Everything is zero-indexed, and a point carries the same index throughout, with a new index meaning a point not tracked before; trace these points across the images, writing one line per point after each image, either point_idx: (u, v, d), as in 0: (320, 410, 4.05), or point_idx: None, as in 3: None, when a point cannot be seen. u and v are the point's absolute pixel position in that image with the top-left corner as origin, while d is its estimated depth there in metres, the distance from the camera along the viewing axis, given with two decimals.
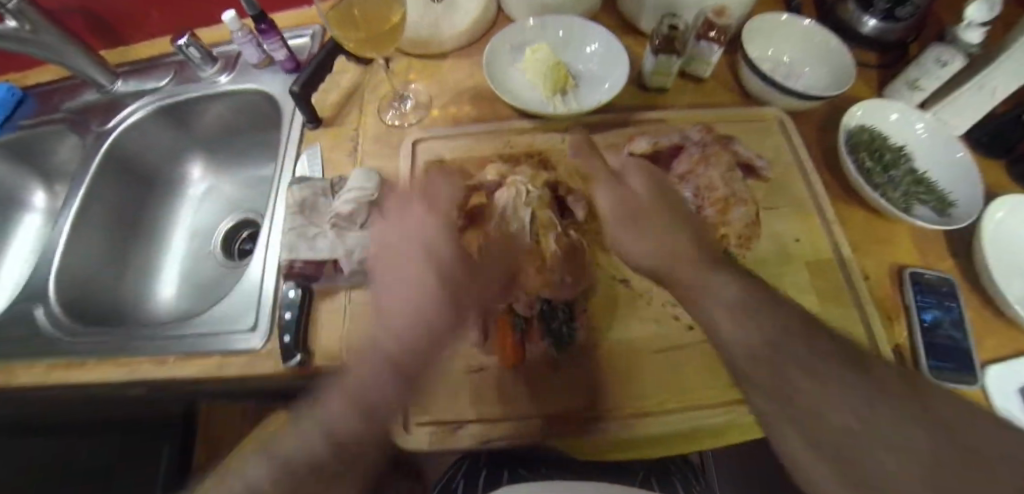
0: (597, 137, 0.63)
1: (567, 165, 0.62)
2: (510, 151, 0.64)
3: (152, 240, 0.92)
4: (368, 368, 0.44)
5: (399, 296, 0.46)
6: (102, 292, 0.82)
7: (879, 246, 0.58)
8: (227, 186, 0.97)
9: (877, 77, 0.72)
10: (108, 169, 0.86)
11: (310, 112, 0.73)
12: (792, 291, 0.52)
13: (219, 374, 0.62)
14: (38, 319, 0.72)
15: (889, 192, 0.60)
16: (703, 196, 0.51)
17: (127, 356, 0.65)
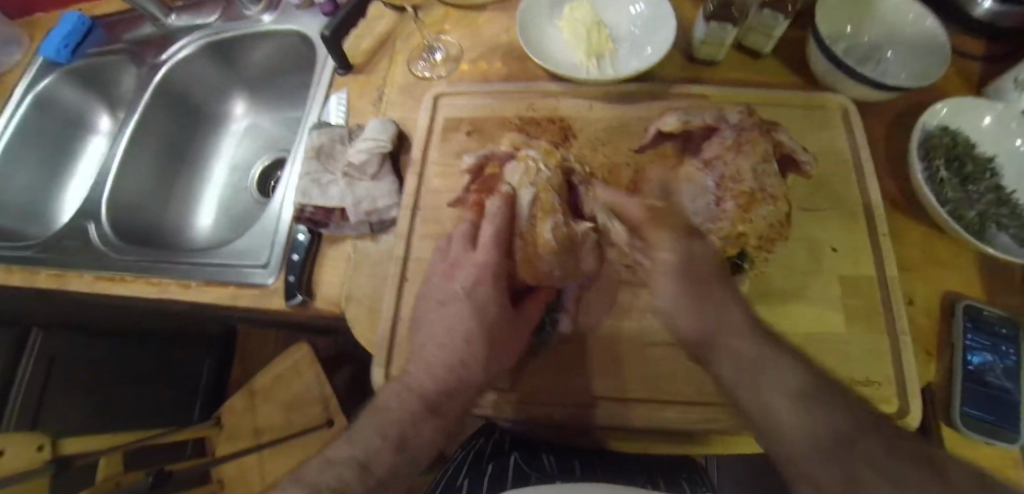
0: (625, 109, 0.57)
1: (589, 134, 0.57)
2: (530, 114, 0.59)
3: (197, 170, 0.97)
4: (400, 407, 0.44)
5: (433, 349, 0.46)
6: (147, 217, 0.89)
7: (934, 270, 0.50)
8: (266, 125, 0.99)
9: (980, 71, 0.61)
10: (160, 100, 0.92)
11: (341, 58, 0.72)
12: (816, 306, 0.47)
13: (234, 303, 0.66)
14: (90, 234, 0.80)
15: (967, 210, 0.50)
16: (726, 187, 0.45)
17: (155, 278, 0.71)
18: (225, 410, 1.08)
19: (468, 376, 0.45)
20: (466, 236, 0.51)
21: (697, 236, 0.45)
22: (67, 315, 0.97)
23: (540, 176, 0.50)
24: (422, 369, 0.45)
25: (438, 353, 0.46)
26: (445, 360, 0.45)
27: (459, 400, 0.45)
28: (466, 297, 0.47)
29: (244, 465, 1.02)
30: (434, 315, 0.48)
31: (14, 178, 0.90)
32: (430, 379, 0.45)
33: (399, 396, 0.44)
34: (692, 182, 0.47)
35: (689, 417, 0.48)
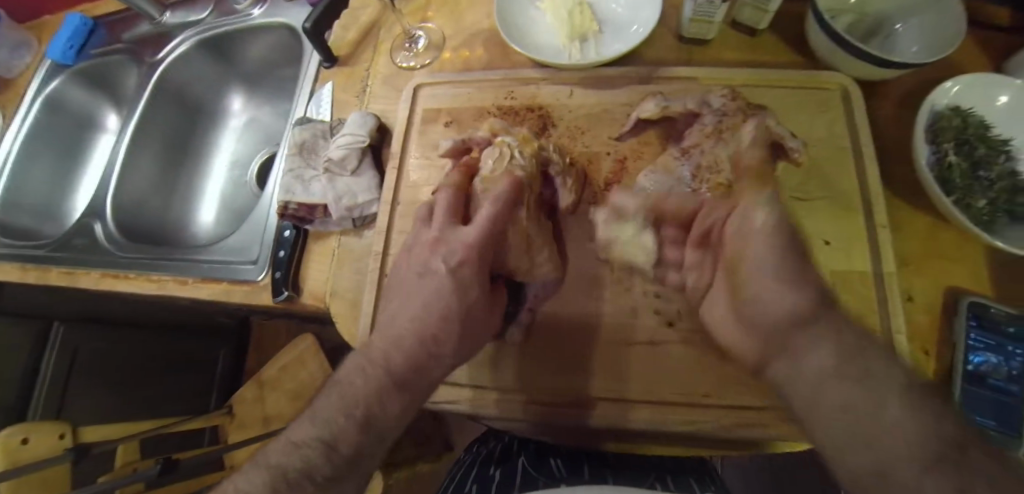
0: (605, 97, 0.55)
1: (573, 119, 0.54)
2: (505, 103, 0.58)
3: (199, 166, 0.98)
4: (364, 385, 0.40)
5: (403, 324, 0.43)
6: (151, 213, 0.91)
7: (936, 264, 0.47)
8: (263, 118, 0.99)
9: (1004, 43, 0.56)
10: (159, 98, 0.93)
11: (325, 51, 0.71)
12: None
13: (227, 299, 0.67)
14: (96, 232, 0.83)
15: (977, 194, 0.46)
16: (703, 177, 0.44)
17: (153, 274, 0.73)
18: (236, 400, 1.10)
19: (437, 352, 0.42)
20: (451, 206, 0.47)
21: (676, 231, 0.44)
22: (88, 310, 1.02)
23: (514, 163, 0.47)
24: (388, 341, 0.43)
25: (409, 324, 0.43)
26: (412, 333, 0.42)
27: (424, 379, 0.42)
28: (450, 274, 0.43)
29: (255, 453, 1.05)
30: (412, 287, 0.45)
31: (28, 179, 0.93)
32: (399, 355, 0.42)
33: (363, 370, 0.41)
34: (669, 173, 0.46)
35: (663, 423, 0.43)
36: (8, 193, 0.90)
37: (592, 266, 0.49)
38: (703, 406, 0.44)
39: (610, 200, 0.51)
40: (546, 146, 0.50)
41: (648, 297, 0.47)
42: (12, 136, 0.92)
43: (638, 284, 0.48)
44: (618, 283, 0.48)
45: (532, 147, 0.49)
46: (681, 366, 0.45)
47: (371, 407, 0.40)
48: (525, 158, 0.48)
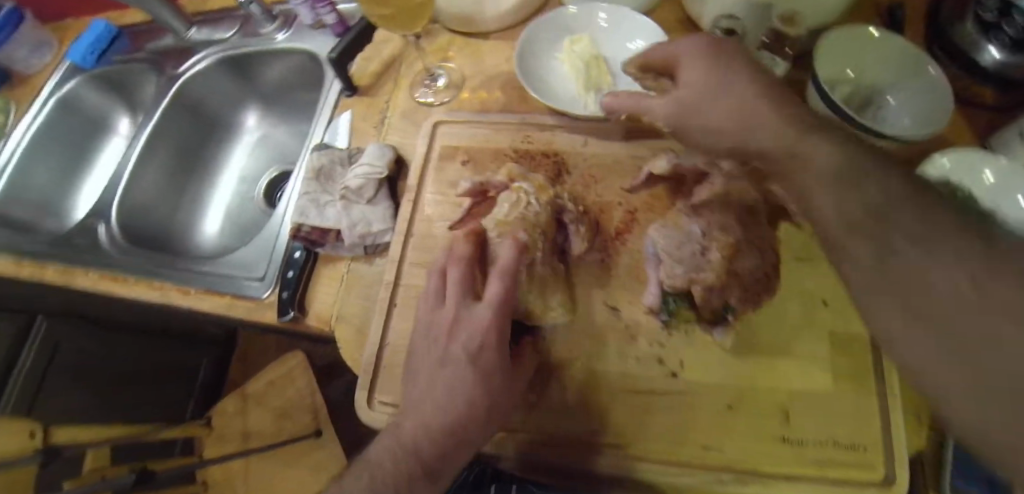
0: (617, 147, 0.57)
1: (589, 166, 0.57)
2: (522, 143, 0.60)
3: (208, 177, 0.99)
4: (393, 470, 0.42)
5: (425, 412, 0.43)
6: (156, 219, 0.91)
7: None
8: (278, 137, 1.01)
9: (990, 122, 0.60)
10: (176, 110, 0.94)
11: (347, 80, 0.73)
12: (803, 362, 0.46)
13: (228, 313, 0.66)
14: (99, 233, 0.81)
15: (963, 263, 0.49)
16: (712, 236, 0.46)
17: (155, 279, 0.71)
18: (217, 411, 1.07)
19: (466, 441, 0.42)
20: (462, 284, 0.47)
21: (681, 284, 0.45)
22: (74, 307, 0.99)
23: (529, 210, 0.51)
24: (413, 429, 0.43)
25: (432, 412, 0.43)
26: (436, 421, 0.42)
27: (452, 464, 0.43)
28: (471, 363, 0.43)
29: (232, 472, 1.01)
30: (429, 371, 0.45)
31: (32, 175, 0.92)
32: (428, 443, 0.42)
33: (393, 457, 0.42)
34: (678, 229, 0.48)
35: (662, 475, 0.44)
36: (12, 187, 0.89)
37: (600, 312, 0.50)
38: (708, 460, 0.44)
39: (621, 248, 0.52)
40: (559, 194, 0.54)
41: (652, 345, 0.48)
42: (22, 131, 0.92)
43: (644, 332, 0.49)
44: (626, 330, 0.49)
45: (546, 196, 0.52)
46: (685, 417, 0.45)
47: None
48: (540, 203, 0.52)
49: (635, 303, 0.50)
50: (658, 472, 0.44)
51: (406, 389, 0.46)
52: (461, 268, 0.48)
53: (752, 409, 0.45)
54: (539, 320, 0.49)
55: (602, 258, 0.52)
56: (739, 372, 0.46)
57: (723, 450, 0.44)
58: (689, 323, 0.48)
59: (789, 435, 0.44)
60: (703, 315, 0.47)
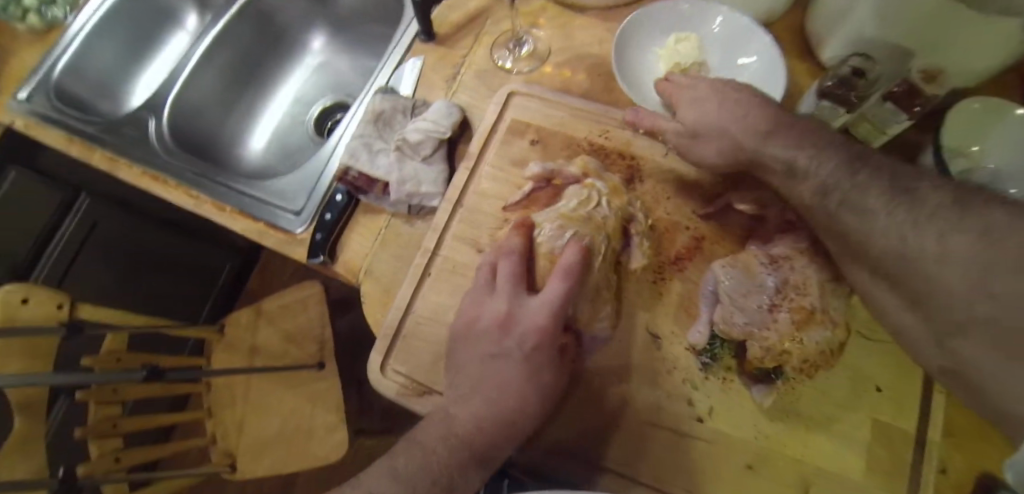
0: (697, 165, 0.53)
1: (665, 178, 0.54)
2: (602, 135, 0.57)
3: (262, 93, 0.97)
4: (445, 454, 0.42)
5: (469, 399, 0.44)
6: (206, 125, 0.90)
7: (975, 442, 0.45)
8: (341, 65, 0.98)
9: None
10: (246, 16, 0.91)
11: (427, 24, 0.69)
12: (838, 441, 0.43)
13: (258, 239, 0.66)
14: (149, 129, 0.81)
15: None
16: (785, 295, 0.43)
17: (194, 189, 0.70)
18: (230, 320, 1.10)
19: (512, 434, 0.43)
20: (515, 274, 0.47)
21: (736, 334, 0.43)
22: (115, 192, 1.01)
23: (598, 213, 0.51)
24: (460, 415, 0.43)
25: (476, 401, 0.43)
26: (481, 411, 0.43)
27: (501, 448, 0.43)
28: (524, 358, 0.44)
29: (234, 382, 1.05)
30: (472, 362, 0.46)
31: (95, 54, 0.91)
32: (479, 430, 0.42)
33: (444, 440, 0.43)
34: (749, 275, 0.44)
35: None
36: (75, 62, 0.88)
37: (637, 334, 0.49)
38: None
39: (675, 275, 0.50)
40: (632, 201, 0.53)
41: (682, 382, 0.46)
42: (94, 8, 0.90)
43: (678, 368, 0.47)
44: (659, 360, 0.48)
45: (620, 202, 0.52)
46: (699, 464, 0.44)
47: (452, 482, 0.42)
48: (613, 207, 0.51)
49: (678, 335, 0.48)
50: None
51: (451, 378, 0.46)
52: (514, 265, 0.48)
53: (772, 475, 0.43)
54: (585, 328, 0.49)
55: (658, 283, 0.50)
56: (767, 434, 0.44)
57: None
58: (731, 371, 0.46)
59: None
60: (747, 369, 0.46)
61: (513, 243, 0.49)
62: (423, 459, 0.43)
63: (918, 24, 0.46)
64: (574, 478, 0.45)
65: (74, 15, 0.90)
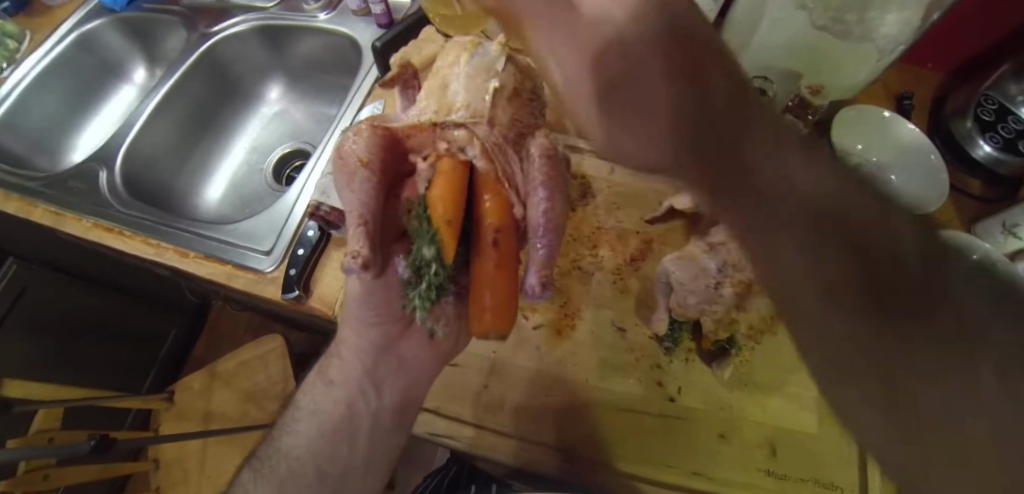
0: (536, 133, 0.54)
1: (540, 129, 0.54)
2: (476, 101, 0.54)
3: (216, 143, 0.97)
4: (314, 395, 0.52)
5: (358, 359, 0.51)
6: (156, 174, 0.88)
7: None
8: (299, 114, 1.01)
9: (974, 209, 0.63)
10: (201, 69, 0.92)
11: (385, 71, 0.75)
12: (792, 403, 0.49)
13: (227, 283, 0.65)
14: (99, 181, 0.78)
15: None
16: (726, 273, 0.47)
17: (154, 238, 0.69)
18: (181, 386, 1.03)
19: (370, 358, 0.51)
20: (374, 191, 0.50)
21: (691, 313, 0.49)
22: (48, 253, 0.93)
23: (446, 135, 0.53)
24: (358, 375, 0.51)
25: (368, 346, 0.51)
26: (377, 369, 0.51)
27: (353, 372, 0.51)
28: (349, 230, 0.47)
29: (186, 453, 0.97)
30: (359, 309, 0.49)
31: (32, 108, 0.88)
32: (349, 363, 0.51)
33: (319, 382, 0.52)
34: (695, 261, 0.49)
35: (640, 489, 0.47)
36: (8, 118, 0.85)
37: (608, 331, 0.53)
38: (695, 484, 0.46)
39: (633, 274, 0.56)
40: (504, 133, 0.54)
41: (651, 368, 0.51)
42: (33, 62, 0.88)
43: (645, 355, 0.51)
44: (629, 351, 0.52)
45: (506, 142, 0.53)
46: (678, 440, 0.48)
47: (325, 427, 0.50)
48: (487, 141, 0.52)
49: (641, 325, 0.53)
50: (644, 486, 0.47)
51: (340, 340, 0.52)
52: (369, 164, 0.49)
53: (743, 440, 0.48)
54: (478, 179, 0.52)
55: (621, 285, 0.55)
56: (730, 404, 0.49)
57: (710, 475, 0.47)
58: (692, 353, 0.52)
59: (773, 469, 0.47)
60: (704, 347, 0.51)
61: (367, 138, 0.50)
62: (305, 401, 0.52)
63: (812, 47, 0.56)
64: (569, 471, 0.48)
65: (11, 69, 0.88)
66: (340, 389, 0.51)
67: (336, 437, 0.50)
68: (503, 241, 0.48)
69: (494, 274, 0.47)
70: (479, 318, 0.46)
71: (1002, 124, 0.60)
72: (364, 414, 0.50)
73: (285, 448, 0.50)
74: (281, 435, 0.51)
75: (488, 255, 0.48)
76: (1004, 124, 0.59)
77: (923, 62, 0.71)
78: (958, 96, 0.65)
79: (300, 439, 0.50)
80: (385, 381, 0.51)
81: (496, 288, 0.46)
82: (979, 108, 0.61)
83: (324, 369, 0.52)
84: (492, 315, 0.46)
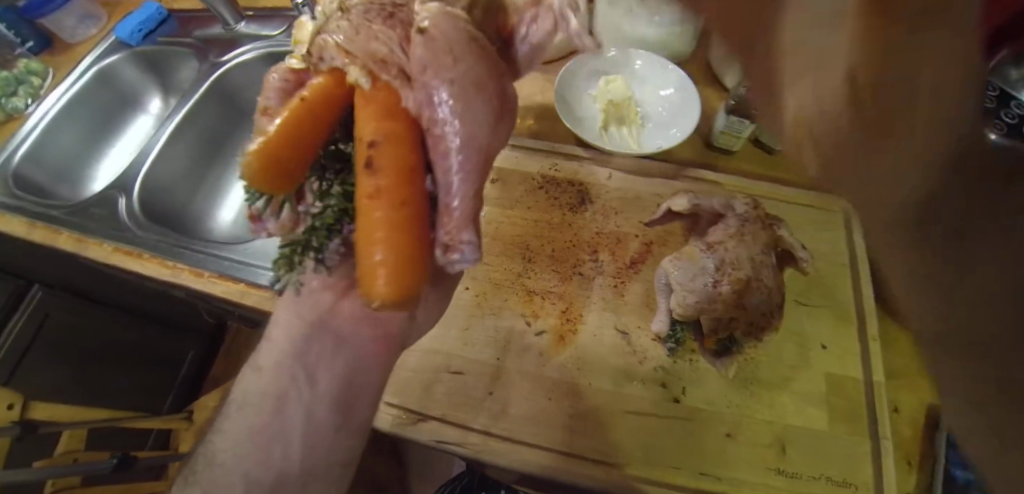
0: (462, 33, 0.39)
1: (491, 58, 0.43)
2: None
3: (228, 166, 1.01)
4: (243, 393, 0.47)
5: (288, 340, 0.47)
6: (172, 198, 0.91)
7: (903, 389, 0.53)
8: None
9: None
10: (214, 96, 0.96)
11: None
12: (799, 400, 0.49)
13: (240, 300, 0.68)
14: (118, 206, 0.81)
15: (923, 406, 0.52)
16: (725, 271, 0.49)
17: (171, 259, 0.71)
18: (199, 404, 1.05)
19: (306, 337, 0.47)
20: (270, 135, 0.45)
21: (690, 312, 0.49)
22: (68, 277, 0.96)
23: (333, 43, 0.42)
24: (290, 358, 0.47)
25: (301, 323, 0.48)
26: (311, 350, 0.47)
27: (286, 355, 0.47)
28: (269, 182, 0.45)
29: None
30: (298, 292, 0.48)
31: (55, 140, 0.92)
32: (282, 350, 0.47)
33: (249, 378, 0.47)
34: (693, 261, 0.51)
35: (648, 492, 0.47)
36: (33, 151, 0.89)
37: (610, 334, 0.53)
38: (703, 484, 0.46)
39: (632, 276, 0.56)
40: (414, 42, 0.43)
41: (655, 370, 0.51)
42: (56, 96, 0.92)
43: (649, 357, 0.52)
44: (632, 353, 0.52)
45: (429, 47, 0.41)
46: (686, 441, 0.48)
47: (257, 428, 0.44)
48: (360, 48, 0.41)
49: (643, 327, 0.54)
50: (648, 489, 0.47)
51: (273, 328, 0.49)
52: (268, 111, 0.44)
53: (750, 437, 0.48)
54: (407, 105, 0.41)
55: (620, 286, 0.56)
56: (736, 403, 0.49)
57: (718, 476, 0.46)
58: (695, 352, 0.52)
59: (784, 467, 0.46)
60: (707, 346, 0.51)
61: (274, 87, 0.46)
62: (234, 406, 0.47)
63: None
64: (578, 474, 0.48)
65: (34, 104, 0.92)
66: (272, 377, 0.46)
67: (263, 436, 0.44)
68: (380, 160, 0.37)
69: (384, 208, 0.37)
70: (371, 276, 0.37)
71: (1005, 111, 0.60)
72: (297, 398, 0.45)
73: (211, 461, 0.44)
74: (207, 450, 0.45)
75: (369, 180, 0.37)
76: (1007, 110, 0.60)
77: None
78: None
79: (236, 428, 0.44)
80: (319, 357, 0.47)
81: (382, 220, 0.37)
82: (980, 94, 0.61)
83: (255, 363, 0.48)
84: (383, 270, 0.36)
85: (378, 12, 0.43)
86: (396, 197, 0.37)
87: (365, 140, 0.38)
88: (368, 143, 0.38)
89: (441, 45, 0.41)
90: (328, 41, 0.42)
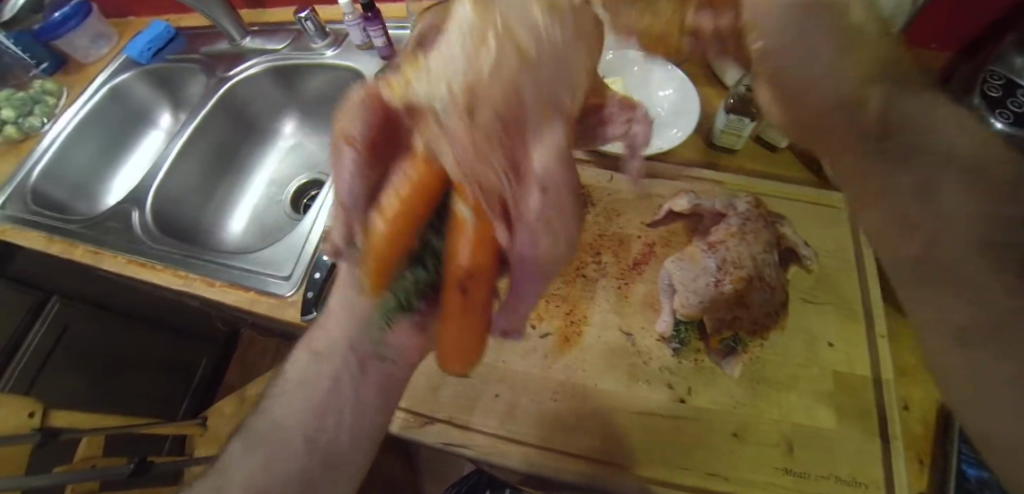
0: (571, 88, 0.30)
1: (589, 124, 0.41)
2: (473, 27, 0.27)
3: (238, 177, 1.03)
4: (302, 367, 0.47)
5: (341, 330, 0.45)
6: (185, 210, 0.94)
7: (914, 386, 0.52)
8: (313, 143, 1.05)
9: None
10: (222, 110, 0.98)
11: None
12: (806, 399, 0.49)
13: (250, 308, 0.69)
14: (132, 220, 0.83)
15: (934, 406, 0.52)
16: (727, 269, 0.49)
17: (183, 270, 0.73)
18: (214, 411, 1.06)
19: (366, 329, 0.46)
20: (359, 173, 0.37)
21: (693, 312, 0.49)
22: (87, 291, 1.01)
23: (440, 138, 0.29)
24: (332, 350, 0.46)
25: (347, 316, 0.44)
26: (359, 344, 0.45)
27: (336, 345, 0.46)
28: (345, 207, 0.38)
29: None
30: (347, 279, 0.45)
31: (71, 157, 0.95)
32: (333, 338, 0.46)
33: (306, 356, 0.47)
34: (695, 262, 0.51)
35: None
36: (50, 168, 0.92)
37: (614, 335, 0.53)
38: (712, 484, 0.46)
39: (636, 278, 0.56)
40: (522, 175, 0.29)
41: (661, 371, 0.51)
42: (71, 116, 0.96)
43: (654, 358, 0.52)
44: (636, 354, 0.52)
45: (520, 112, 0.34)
46: (693, 441, 0.48)
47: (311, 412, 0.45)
48: (467, 168, 0.29)
49: (647, 328, 0.54)
50: (657, 489, 0.47)
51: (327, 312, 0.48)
52: (351, 142, 0.35)
53: (759, 438, 0.48)
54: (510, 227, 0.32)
55: (624, 286, 0.56)
56: (745, 403, 0.49)
57: (727, 476, 0.46)
58: (700, 352, 0.52)
59: (793, 467, 0.46)
60: (712, 346, 0.51)
61: (357, 102, 0.34)
62: (294, 380, 0.47)
63: None
64: (585, 475, 0.48)
65: (50, 123, 0.95)
66: (331, 364, 0.46)
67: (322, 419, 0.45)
68: (472, 289, 0.35)
69: (466, 327, 0.38)
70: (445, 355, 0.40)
71: (1011, 99, 0.57)
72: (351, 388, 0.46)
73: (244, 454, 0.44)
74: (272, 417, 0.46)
75: (458, 302, 0.36)
76: (1014, 98, 0.57)
77: (926, 43, 0.72)
78: (963, 73, 0.63)
79: (296, 411, 0.45)
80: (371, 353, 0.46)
81: (464, 336, 0.38)
82: (984, 84, 0.59)
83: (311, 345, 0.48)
84: (456, 360, 0.39)
85: (496, 127, 0.28)
86: (479, 318, 0.38)
87: (461, 266, 0.35)
88: (460, 272, 0.35)
89: (564, 215, 0.29)
90: (434, 125, 0.29)
